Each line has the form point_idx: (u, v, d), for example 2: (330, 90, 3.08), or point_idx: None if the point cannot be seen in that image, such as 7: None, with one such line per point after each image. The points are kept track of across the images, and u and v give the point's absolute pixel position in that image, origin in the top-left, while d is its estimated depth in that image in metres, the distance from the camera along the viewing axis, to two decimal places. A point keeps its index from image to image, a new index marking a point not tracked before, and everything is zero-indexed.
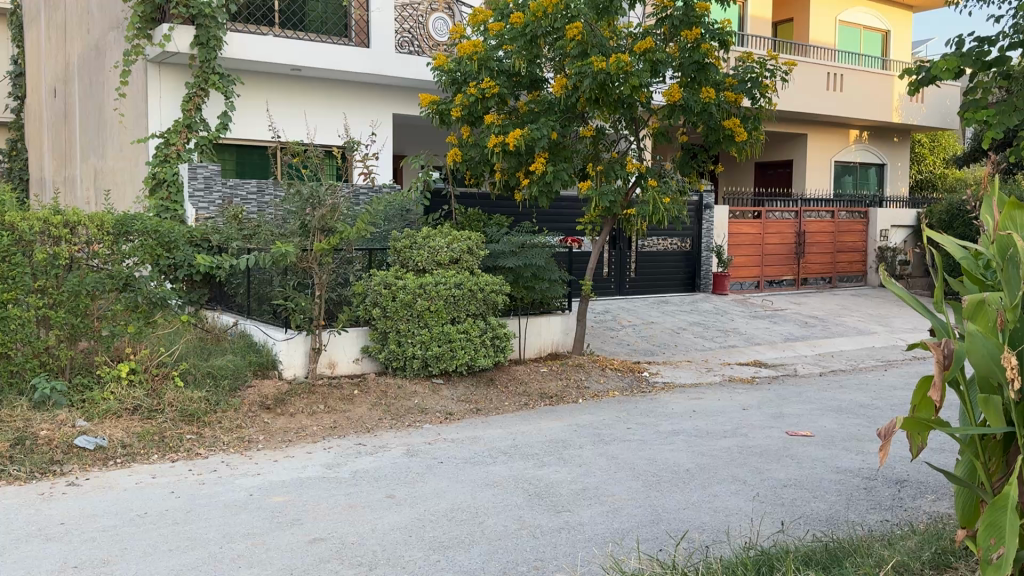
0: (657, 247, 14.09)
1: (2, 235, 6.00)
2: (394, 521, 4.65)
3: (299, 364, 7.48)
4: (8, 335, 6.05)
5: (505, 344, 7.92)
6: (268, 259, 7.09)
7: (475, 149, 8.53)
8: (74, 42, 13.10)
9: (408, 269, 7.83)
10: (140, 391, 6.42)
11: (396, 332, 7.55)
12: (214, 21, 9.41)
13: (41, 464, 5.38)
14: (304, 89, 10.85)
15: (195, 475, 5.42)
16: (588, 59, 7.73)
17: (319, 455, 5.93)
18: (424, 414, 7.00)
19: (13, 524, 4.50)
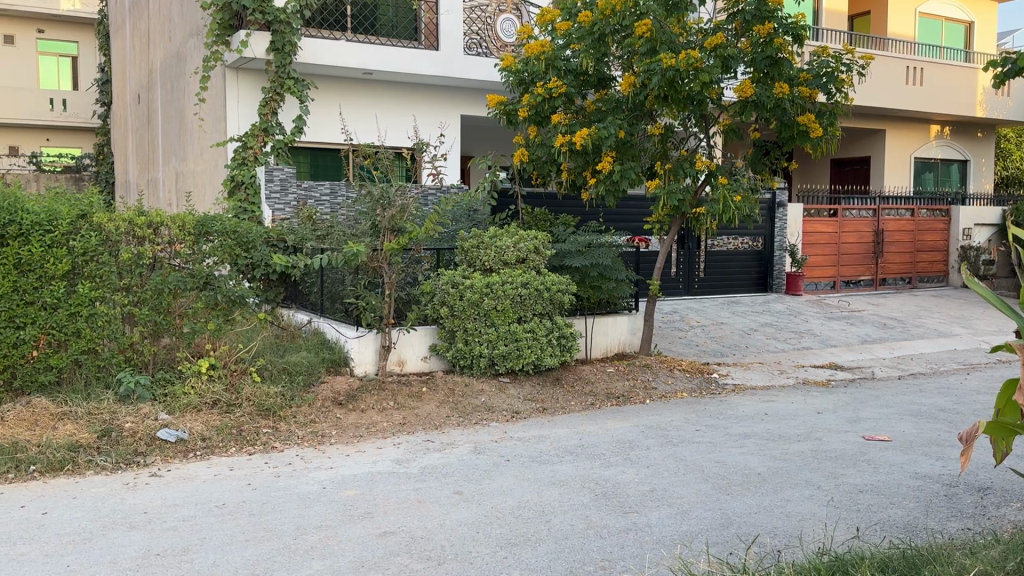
0: (727, 246, 13.88)
1: (91, 235, 6.31)
2: (462, 517, 4.70)
3: (369, 361, 7.61)
4: (96, 331, 6.34)
5: (571, 344, 7.92)
6: (340, 259, 7.25)
7: (542, 148, 8.55)
8: (156, 50, 13.65)
9: (475, 268, 7.89)
10: (219, 386, 6.65)
11: (463, 331, 7.62)
12: (289, 27, 9.68)
13: (126, 455, 5.62)
14: (375, 92, 11.05)
15: (271, 468, 5.58)
16: (656, 56, 7.65)
17: (389, 450, 6.04)
18: (491, 413, 7.05)
19: (101, 512, 4.71)
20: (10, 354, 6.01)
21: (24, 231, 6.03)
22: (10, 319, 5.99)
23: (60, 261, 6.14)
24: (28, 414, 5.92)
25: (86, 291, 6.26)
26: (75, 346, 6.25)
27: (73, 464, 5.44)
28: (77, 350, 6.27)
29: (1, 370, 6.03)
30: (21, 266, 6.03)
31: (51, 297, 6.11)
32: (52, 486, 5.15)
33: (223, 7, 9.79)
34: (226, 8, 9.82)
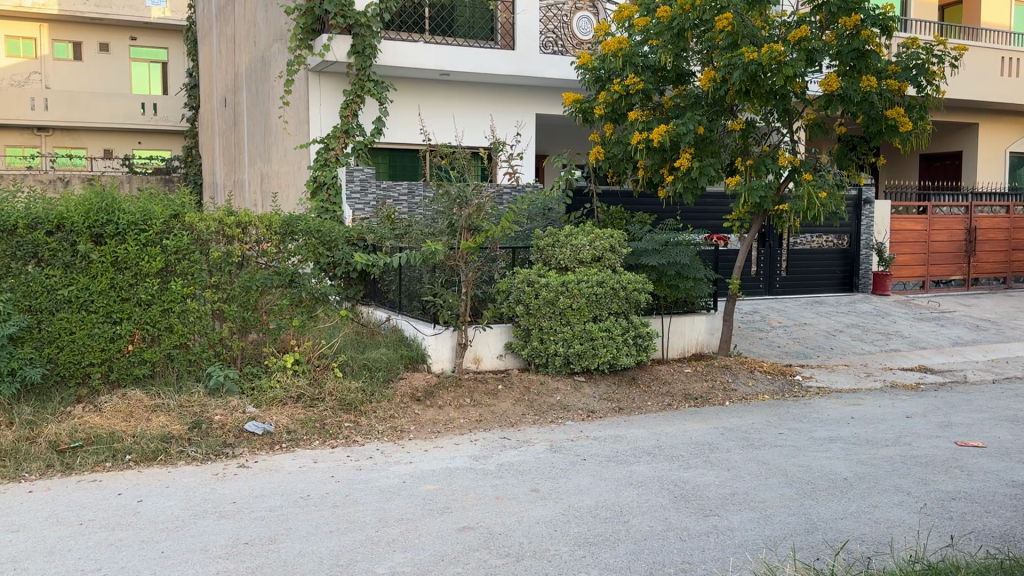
0: (811, 245, 13.51)
1: (183, 234, 6.57)
2: (540, 514, 4.71)
3: (446, 359, 7.71)
4: (188, 327, 6.60)
5: (647, 344, 7.83)
6: (419, 257, 7.35)
7: (619, 146, 8.51)
8: (242, 54, 14.11)
9: (551, 267, 7.89)
10: (303, 380, 6.85)
11: (539, 329, 7.61)
12: (369, 30, 9.86)
13: (216, 446, 5.84)
14: (453, 92, 11.16)
15: (353, 462, 5.71)
16: (738, 50, 7.50)
17: (466, 447, 6.09)
18: (566, 411, 7.05)
19: (193, 501, 4.91)
20: (107, 348, 6.29)
21: (122, 230, 6.31)
22: (107, 315, 6.29)
23: (155, 259, 6.41)
24: (124, 405, 6.18)
25: (179, 288, 6.51)
26: (167, 341, 6.51)
27: (165, 454, 5.67)
28: (170, 344, 6.52)
29: (100, 363, 6.31)
30: (118, 263, 6.31)
31: (145, 294, 6.38)
32: (147, 474, 5.38)
33: (306, 12, 10.09)
34: (309, 12, 10.11)
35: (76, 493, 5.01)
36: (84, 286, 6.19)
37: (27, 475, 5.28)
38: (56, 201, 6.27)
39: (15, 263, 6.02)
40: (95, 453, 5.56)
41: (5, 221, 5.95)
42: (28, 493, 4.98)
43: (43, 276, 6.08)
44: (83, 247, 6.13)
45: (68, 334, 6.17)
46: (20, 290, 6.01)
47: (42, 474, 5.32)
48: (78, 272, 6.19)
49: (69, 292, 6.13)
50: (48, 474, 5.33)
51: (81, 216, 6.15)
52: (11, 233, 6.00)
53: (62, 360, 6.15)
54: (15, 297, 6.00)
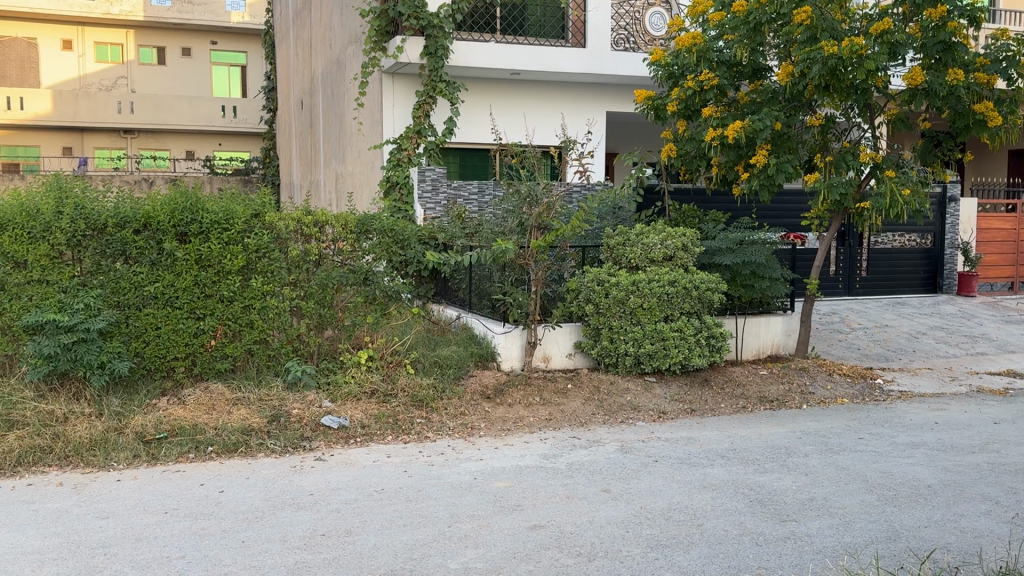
0: (892, 244, 13.06)
1: (263, 233, 6.76)
2: (612, 515, 4.70)
3: (516, 357, 7.74)
4: (267, 323, 6.80)
5: (720, 344, 7.70)
6: (490, 256, 7.41)
7: (691, 143, 8.39)
8: (318, 58, 14.43)
9: (621, 266, 7.85)
10: (377, 376, 6.97)
11: (609, 328, 7.57)
12: (442, 31, 9.96)
13: (294, 439, 6.00)
14: (524, 91, 11.20)
15: (425, 457, 5.79)
16: (817, 44, 7.31)
17: (537, 445, 6.11)
18: (637, 412, 7.00)
19: (272, 492, 5.06)
20: (190, 343, 6.53)
21: (205, 229, 6.54)
22: (191, 311, 6.53)
23: (236, 257, 6.62)
24: (206, 398, 6.39)
25: (259, 286, 6.71)
26: (248, 337, 6.72)
27: (246, 446, 5.86)
28: (250, 340, 6.73)
29: (184, 357, 6.54)
30: (202, 261, 6.54)
31: (227, 291, 6.60)
32: (228, 466, 5.57)
33: (381, 14, 10.27)
34: (383, 15, 10.29)
35: (162, 482, 5.21)
36: (169, 283, 6.44)
37: (116, 464, 5.51)
38: (143, 201, 6.53)
39: (105, 261, 6.29)
40: (179, 445, 5.77)
41: (96, 220, 6.23)
42: (116, 482, 5.20)
43: (131, 273, 6.34)
44: (169, 245, 6.38)
45: (154, 330, 6.42)
46: (109, 286, 6.29)
47: (129, 464, 5.55)
48: (164, 269, 6.44)
49: (155, 289, 6.38)
50: (135, 463, 5.55)
51: (167, 215, 6.41)
52: (101, 231, 6.29)
53: (148, 354, 6.41)
54: (105, 294, 6.27)
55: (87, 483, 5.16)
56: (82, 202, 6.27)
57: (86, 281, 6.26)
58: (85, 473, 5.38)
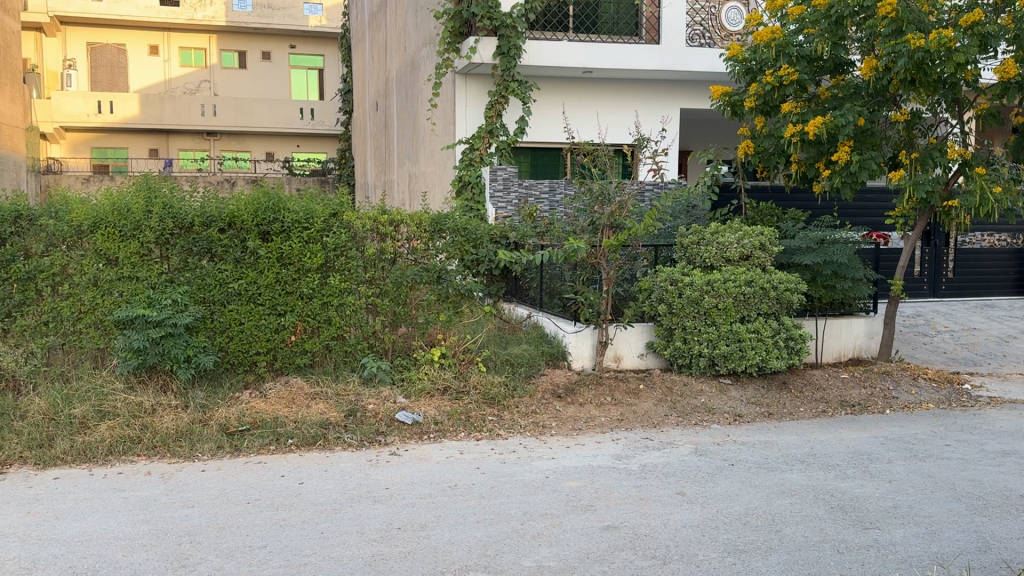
0: (981, 244, 12.56)
1: (341, 232, 6.91)
2: (687, 518, 4.64)
3: (587, 356, 7.72)
4: (344, 320, 6.95)
5: (800, 346, 7.49)
6: (561, 254, 7.32)
7: (769, 140, 8.26)
8: (393, 60, 14.67)
9: (695, 265, 7.74)
10: (449, 373, 7.06)
11: (682, 329, 7.47)
12: (515, 30, 10.00)
13: (370, 434, 6.11)
14: (597, 90, 11.14)
15: (497, 454, 5.83)
16: (903, 37, 7.06)
17: (609, 445, 6.08)
18: (711, 414, 6.89)
19: (349, 485, 5.18)
20: (272, 339, 6.73)
21: (286, 228, 6.72)
22: (273, 307, 6.72)
23: (316, 256, 6.79)
24: (287, 392, 6.57)
25: (337, 283, 6.88)
26: (326, 333, 6.88)
27: (324, 440, 6.00)
28: (328, 336, 6.90)
29: (265, 352, 6.75)
30: (283, 259, 6.73)
31: (307, 288, 6.78)
32: (307, 458, 5.71)
33: (455, 16, 10.40)
34: (457, 16, 10.42)
35: (244, 473, 5.38)
36: (252, 281, 6.64)
37: (201, 455, 5.70)
38: (227, 201, 6.74)
39: (192, 259, 6.53)
40: (260, 437, 5.94)
41: (184, 219, 6.47)
42: (201, 472, 5.39)
43: (216, 271, 6.57)
44: (252, 243, 6.58)
45: (237, 325, 6.63)
46: (195, 283, 6.52)
47: (213, 455, 5.73)
48: (247, 267, 6.64)
49: (239, 286, 6.59)
50: (219, 454, 5.74)
51: (250, 215, 6.61)
52: (188, 230, 6.53)
53: (232, 349, 6.63)
54: (191, 290, 6.50)
55: (174, 473, 5.36)
56: (170, 201, 6.51)
57: (174, 278, 6.51)
58: (172, 462, 5.58)
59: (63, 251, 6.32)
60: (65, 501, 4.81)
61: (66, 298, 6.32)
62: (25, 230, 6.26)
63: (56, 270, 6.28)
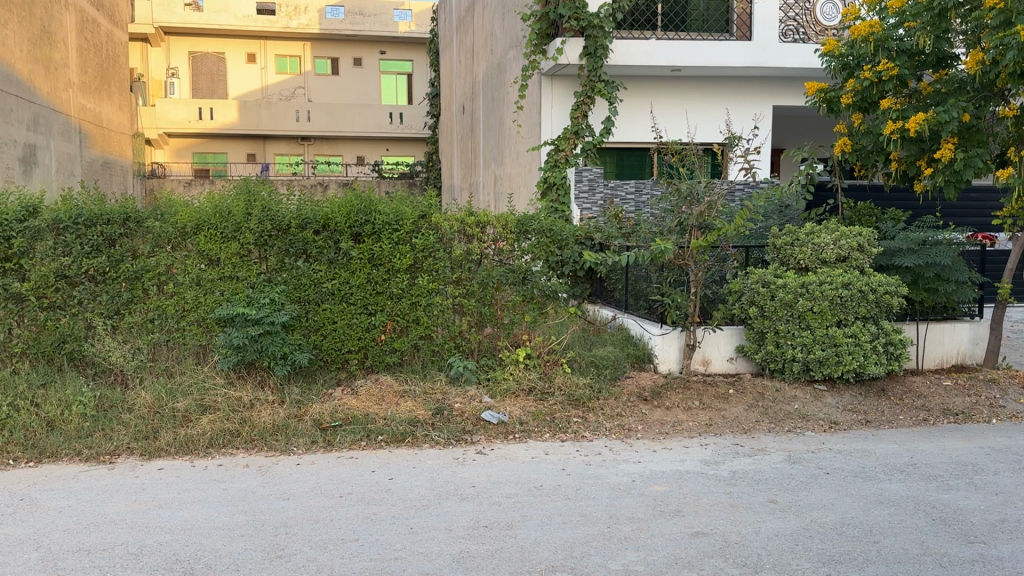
0: None
1: (429, 233, 7.03)
2: (778, 526, 4.52)
3: (673, 359, 7.61)
4: (432, 319, 7.08)
5: (900, 352, 7.21)
6: (647, 256, 7.20)
7: (868, 137, 7.99)
8: (480, 63, 14.79)
9: (789, 267, 7.52)
10: (534, 374, 7.10)
11: (775, 332, 7.27)
12: (602, 31, 9.92)
13: (456, 432, 6.20)
14: (686, 88, 11.00)
15: (582, 456, 5.81)
16: (1012, 29, 6.66)
17: (697, 450, 5.97)
18: (805, 421, 6.68)
19: (437, 482, 5.25)
20: (364, 337, 6.92)
21: (377, 229, 6.88)
22: (364, 306, 6.90)
23: (405, 257, 6.93)
24: (376, 389, 6.75)
25: (425, 283, 7.00)
26: (415, 332, 7.03)
27: (412, 437, 6.11)
28: (416, 335, 7.04)
29: (357, 351, 6.94)
30: (374, 260, 6.89)
31: (397, 288, 6.93)
32: (397, 455, 5.82)
33: (541, 17, 10.43)
34: (544, 18, 10.44)
35: (336, 468, 5.53)
36: (345, 281, 6.83)
37: (296, 449, 5.88)
38: (322, 203, 6.94)
39: (288, 259, 6.76)
40: (352, 433, 6.11)
41: (281, 221, 6.70)
42: (296, 465, 5.57)
43: (311, 271, 6.78)
44: (345, 244, 6.77)
45: (330, 324, 6.83)
46: (291, 283, 6.74)
47: (307, 449, 5.90)
48: (340, 267, 6.84)
49: (332, 286, 6.79)
50: (313, 449, 5.90)
51: (343, 217, 6.79)
52: (285, 232, 6.75)
53: (326, 346, 6.84)
54: (288, 290, 6.73)
55: (270, 466, 5.55)
56: (268, 204, 6.74)
57: (272, 277, 6.75)
58: (268, 456, 5.78)
59: (168, 252, 6.61)
60: (169, 491, 5.04)
61: (171, 297, 6.61)
62: (132, 231, 6.56)
63: (161, 270, 6.56)
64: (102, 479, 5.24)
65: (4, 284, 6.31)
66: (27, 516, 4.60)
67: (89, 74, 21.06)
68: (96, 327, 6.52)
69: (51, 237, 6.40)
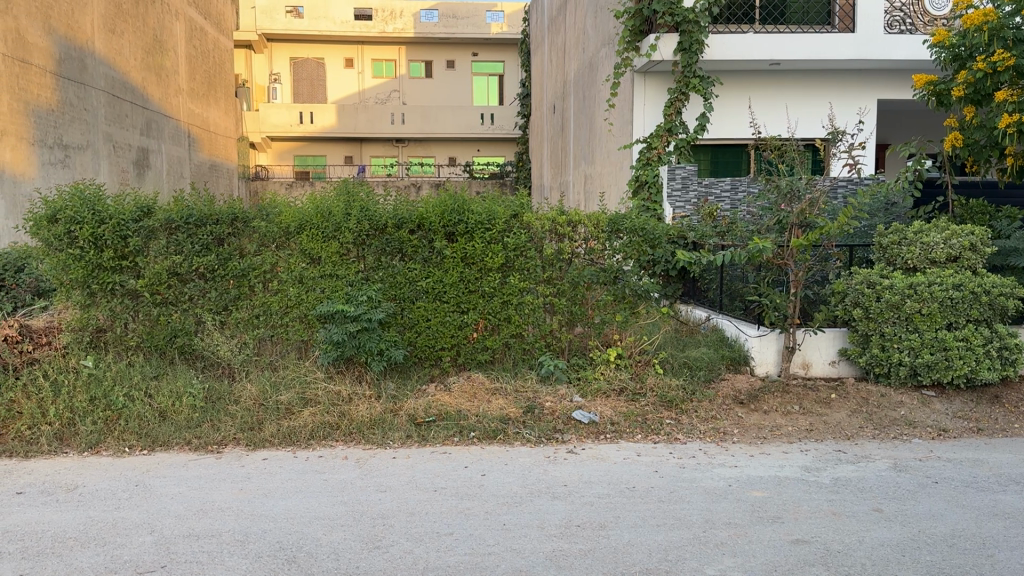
0: None
1: (520, 233, 7.05)
2: (884, 536, 4.34)
3: (771, 361, 7.43)
4: (523, 318, 7.13)
5: (1016, 357, 6.79)
6: (744, 256, 7.01)
7: (980, 131, 7.58)
8: (572, 62, 14.72)
9: (896, 267, 7.21)
10: (625, 374, 7.06)
11: (880, 335, 6.99)
12: (697, 26, 9.71)
13: (547, 430, 6.21)
14: (785, 83, 10.70)
15: (676, 459, 5.73)
16: None
17: (796, 456, 5.79)
18: (912, 428, 6.38)
19: (529, 479, 5.28)
20: (457, 334, 7.06)
21: (470, 229, 6.96)
22: (457, 305, 7.03)
23: (497, 256, 6.98)
24: (469, 386, 6.84)
25: (517, 282, 7.05)
26: (506, 331, 7.11)
27: (504, 434, 6.16)
28: (508, 334, 7.12)
29: (450, 348, 7.08)
30: (467, 259, 6.99)
31: (488, 287, 7.02)
32: (489, 451, 5.88)
33: (635, 14, 10.30)
34: (637, 14, 10.30)
35: (430, 462, 5.63)
36: (438, 279, 6.96)
37: (391, 443, 6.01)
38: (417, 203, 7.06)
39: (385, 258, 6.93)
40: (445, 428, 6.20)
41: (378, 221, 6.85)
42: (392, 459, 5.69)
43: (406, 270, 6.94)
44: (439, 244, 6.90)
45: (425, 322, 6.99)
46: (387, 282, 6.92)
47: (402, 443, 6.03)
48: (434, 266, 6.98)
49: (426, 284, 6.93)
50: (408, 443, 6.03)
51: (437, 216, 6.90)
52: (382, 231, 6.91)
53: (420, 344, 7.00)
54: (384, 288, 6.91)
55: (367, 459, 5.69)
56: (366, 204, 6.91)
57: (369, 276, 6.93)
58: (366, 449, 5.92)
59: (273, 251, 6.86)
60: (273, 480, 5.25)
61: (275, 294, 6.87)
62: (240, 231, 6.85)
63: (267, 268, 6.83)
64: (210, 468, 5.49)
65: (121, 281, 6.69)
66: (142, 501, 4.87)
67: (197, 80, 22.09)
68: (206, 322, 6.83)
69: (164, 236, 6.74)
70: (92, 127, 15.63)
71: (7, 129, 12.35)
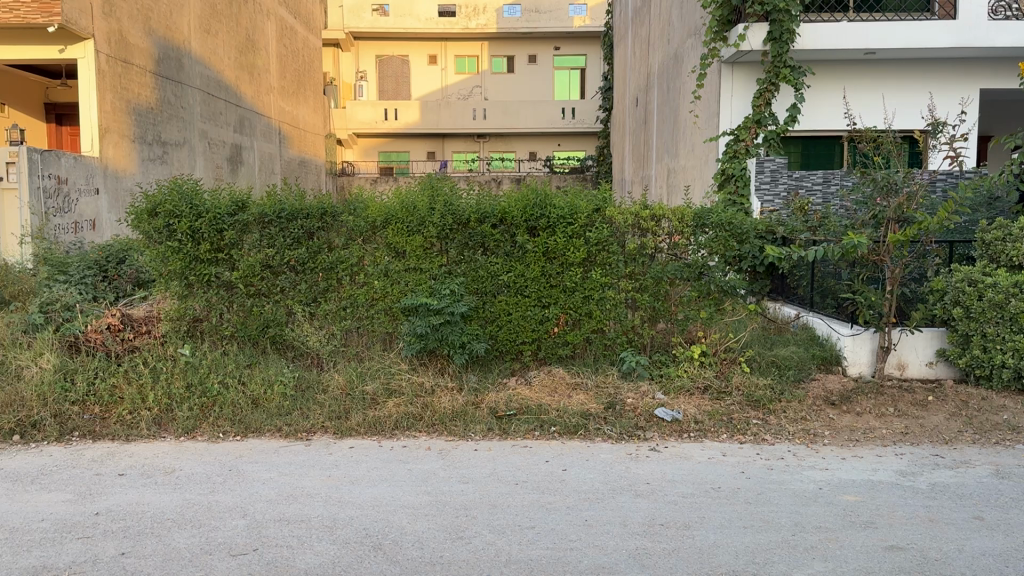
0: None
1: (603, 227, 6.99)
2: (986, 545, 4.14)
3: (865, 362, 7.20)
4: (604, 314, 7.09)
5: None
6: (837, 251, 6.74)
7: None
8: (656, 54, 14.49)
9: (1000, 264, 6.82)
10: (710, 372, 6.93)
11: (982, 335, 6.66)
12: (789, 15, 9.40)
13: (629, 427, 6.14)
14: (881, 73, 10.30)
15: (763, 460, 5.59)
16: None
17: (890, 460, 5.57)
18: (1017, 433, 6.04)
19: (611, 476, 5.24)
20: (538, 329, 7.07)
21: (553, 223, 6.95)
22: (538, 299, 7.04)
23: (579, 250, 6.95)
24: (550, 381, 6.85)
25: (599, 277, 7.01)
26: (587, 326, 7.08)
27: (585, 430, 6.12)
28: (589, 329, 7.09)
29: (531, 342, 7.11)
30: (549, 253, 6.99)
31: (570, 282, 7.00)
32: (571, 446, 5.86)
33: (723, 3, 10.03)
34: (725, 4, 10.04)
35: (512, 456, 5.65)
36: (521, 273, 6.99)
37: (474, 435, 6.06)
38: (500, 197, 7.08)
39: (468, 251, 7.00)
40: (526, 422, 6.23)
41: (461, 215, 6.92)
42: (474, 451, 5.74)
43: (488, 264, 6.99)
44: (521, 238, 6.92)
45: (506, 315, 7.04)
46: (469, 276, 6.99)
47: (485, 435, 6.07)
48: (516, 260, 7.00)
49: (508, 278, 6.98)
50: (490, 435, 6.07)
51: (520, 210, 6.91)
52: (465, 225, 6.98)
53: (502, 337, 7.05)
54: (466, 282, 6.99)
55: (450, 450, 5.76)
56: (450, 199, 6.98)
57: (452, 269, 7.02)
58: (448, 440, 6.00)
59: (360, 244, 7.01)
60: (360, 468, 5.37)
61: (361, 287, 7.01)
62: (329, 225, 7.02)
63: (354, 261, 6.98)
64: (299, 455, 5.66)
65: (217, 273, 6.94)
66: (236, 485, 5.05)
67: (287, 79, 22.75)
68: (296, 313, 7.04)
69: (257, 230, 6.97)
70: (188, 125, 16.28)
71: (109, 126, 12.97)
